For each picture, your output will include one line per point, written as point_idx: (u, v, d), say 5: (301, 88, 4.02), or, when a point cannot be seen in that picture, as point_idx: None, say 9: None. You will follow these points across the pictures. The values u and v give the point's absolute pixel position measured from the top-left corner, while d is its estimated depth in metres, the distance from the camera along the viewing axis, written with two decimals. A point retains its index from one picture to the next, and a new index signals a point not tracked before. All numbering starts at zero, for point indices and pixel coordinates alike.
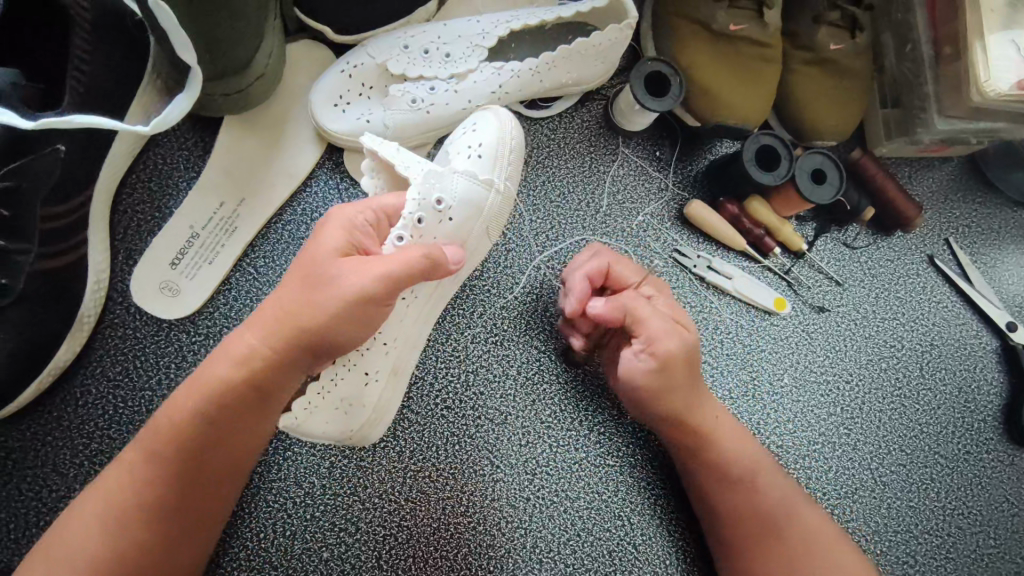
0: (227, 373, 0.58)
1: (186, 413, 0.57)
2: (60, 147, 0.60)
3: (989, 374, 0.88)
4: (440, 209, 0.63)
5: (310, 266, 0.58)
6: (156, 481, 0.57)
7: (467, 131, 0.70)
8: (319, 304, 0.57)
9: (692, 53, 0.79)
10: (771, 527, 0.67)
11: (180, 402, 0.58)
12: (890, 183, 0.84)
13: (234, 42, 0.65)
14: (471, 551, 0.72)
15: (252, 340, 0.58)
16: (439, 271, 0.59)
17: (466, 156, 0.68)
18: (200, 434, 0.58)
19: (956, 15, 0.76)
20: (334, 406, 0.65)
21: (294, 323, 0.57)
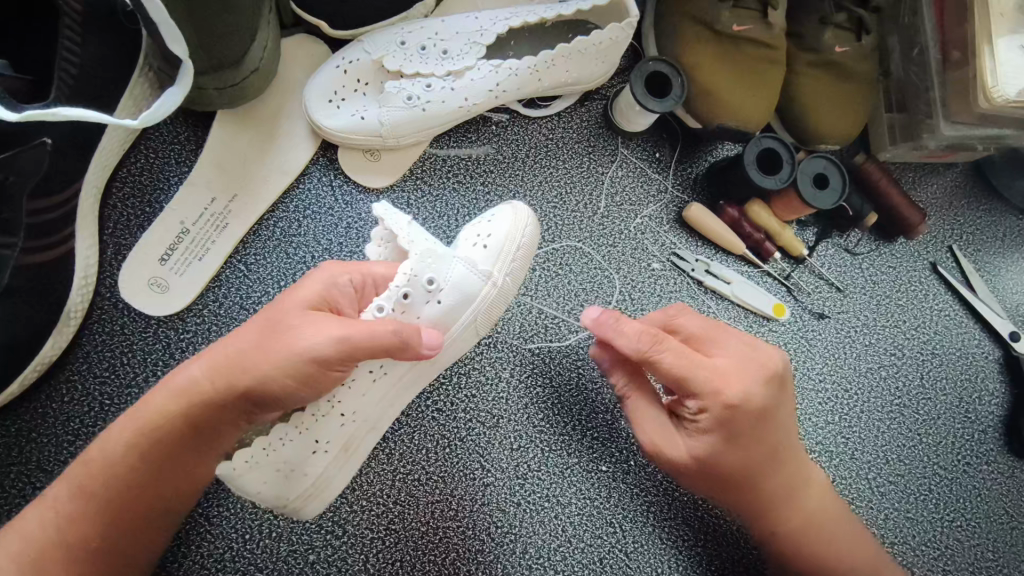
0: (166, 408, 0.56)
1: (119, 450, 0.56)
2: (47, 139, 0.59)
3: (990, 385, 0.86)
4: (432, 288, 0.62)
5: (269, 316, 0.58)
6: (87, 518, 0.56)
7: (480, 223, 0.70)
8: (268, 352, 0.55)
9: (694, 54, 0.77)
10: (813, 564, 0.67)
11: (113, 436, 0.56)
12: (894, 190, 0.83)
13: (226, 35, 0.64)
14: (460, 556, 0.71)
15: (195, 378, 0.56)
16: (407, 351, 0.57)
17: (472, 244, 0.68)
18: (134, 472, 0.56)
19: (964, 19, 0.74)
20: (274, 468, 0.61)
21: (235, 370, 0.55)
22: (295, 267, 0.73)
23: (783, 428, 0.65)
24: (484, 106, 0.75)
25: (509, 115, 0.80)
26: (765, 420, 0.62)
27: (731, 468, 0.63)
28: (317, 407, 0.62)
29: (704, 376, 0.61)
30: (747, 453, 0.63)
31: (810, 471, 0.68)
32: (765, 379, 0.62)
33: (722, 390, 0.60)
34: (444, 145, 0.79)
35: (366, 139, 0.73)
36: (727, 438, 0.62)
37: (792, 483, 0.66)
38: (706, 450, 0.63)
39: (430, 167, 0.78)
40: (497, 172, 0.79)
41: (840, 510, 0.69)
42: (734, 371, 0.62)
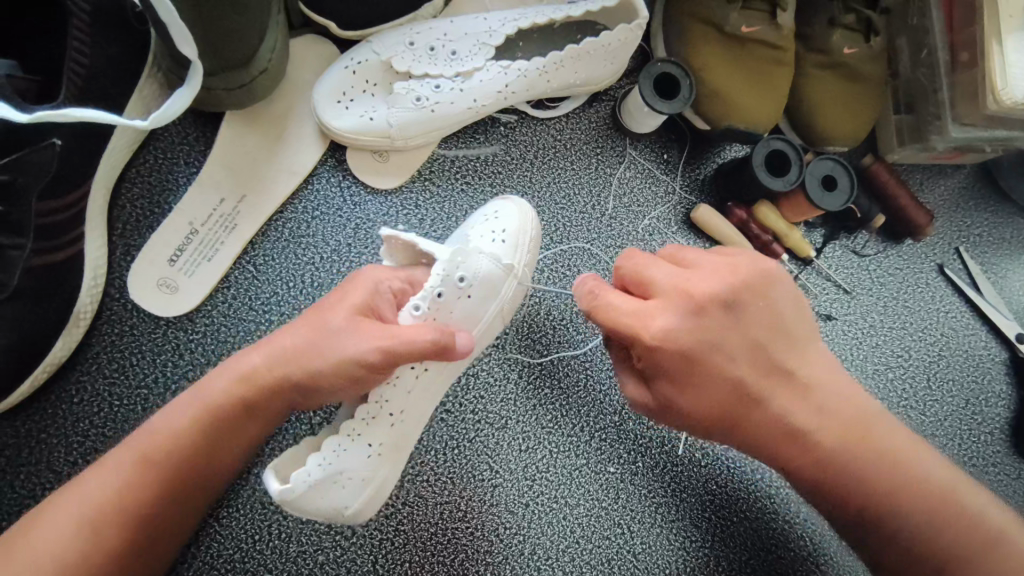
0: (217, 393, 0.57)
1: (181, 427, 0.56)
2: (57, 140, 0.59)
3: (996, 386, 0.86)
4: (462, 286, 0.62)
5: (315, 313, 0.59)
6: (134, 493, 0.54)
7: (488, 218, 0.69)
8: (314, 348, 0.57)
9: (703, 55, 0.77)
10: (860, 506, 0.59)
11: (169, 414, 0.57)
12: (902, 192, 0.83)
13: (235, 36, 0.63)
14: (468, 557, 0.71)
15: (247, 368, 0.58)
16: (447, 357, 0.58)
17: (490, 239, 0.67)
18: (187, 452, 0.56)
19: (973, 20, 0.74)
20: (331, 480, 0.60)
21: (290, 364, 0.57)
22: (304, 269, 0.73)
23: (747, 357, 0.57)
24: (493, 107, 0.75)
25: (517, 115, 0.80)
26: (705, 358, 0.56)
27: (713, 415, 0.58)
28: (368, 410, 0.62)
29: (625, 314, 0.56)
30: (711, 396, 0.57)
31: (822, 398, 0.59)
32: (695, 310, 0.55)
33: (646, 329, 0.55)
34: (452, 146, 0.78)
35: (374, 140, 0.73)
36: (677, 386, 0.57)
37: (791, 416, 0.59)
38: (673, 399, 0.58)
39: (439, 168, 0.78)
40: (505, 173, 0.79)
41: (876, 438, 0.59)
42: (658, 308, 0.56)
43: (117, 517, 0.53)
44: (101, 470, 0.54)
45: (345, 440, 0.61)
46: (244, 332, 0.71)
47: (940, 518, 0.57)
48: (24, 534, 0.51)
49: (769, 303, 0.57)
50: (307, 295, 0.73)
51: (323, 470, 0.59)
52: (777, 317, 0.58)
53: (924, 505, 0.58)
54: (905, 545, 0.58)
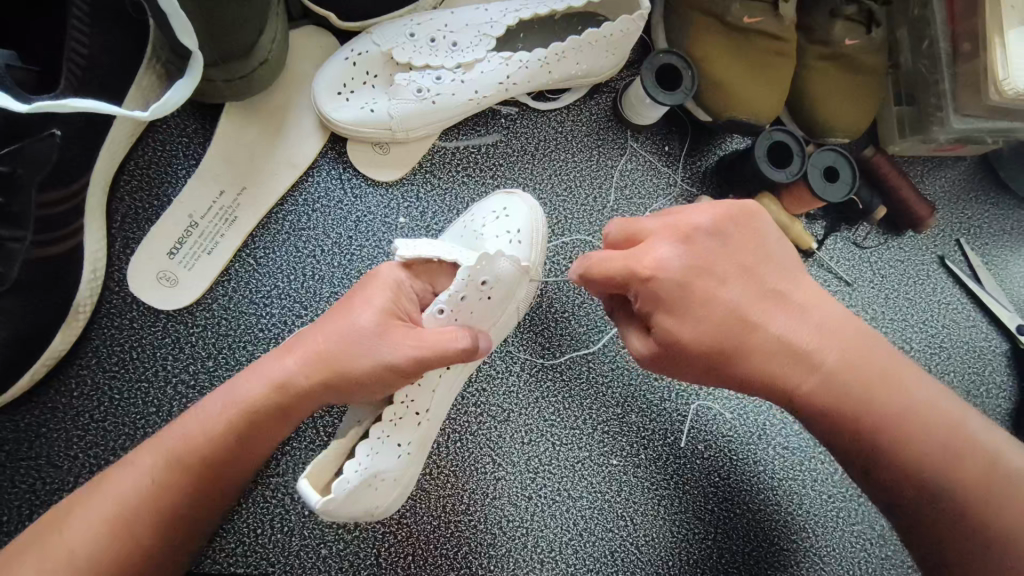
0: (254, 394, 0.57)
1: (216, 428, 0.56)
2: (57, 132, 0.58)
3: (997, 377, 0.86)
4: (485, 288, 0.63)
5: (344, 312, 0.59)
6: (167, 491, 0.54)
7: (500, 216, 0.70)
8: (346, 349, 0.57)
9: (705, 46, 0.77)
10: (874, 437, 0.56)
11: (204, 413, 0.57)
12: (903, 183, 0.83)
13: (236, 27, 0.63)
14: (471, 550, 0.71)
15: (279, 369, 0.57)
16: (475, 358, 0.60)
17: (506, 240, 0.68)
18: (221, 450, 0.56)
19: (975, 11, 0.74)
20: (367, 484, 0.60)
21: (321, 366, 0.56)
22: (304, 261, 0.73)
23: (740, 283, 0.57)
24: (494, 99, 0.75)
25: (518, 107, 0.80)
26: (699, 282, 0.57)
27: (715, 344, 0.57)
28: (396, 412, 0.62)
29: (617, 257, 0.57)
30: (707, 322, 0.57)
31: (821, 320, 0.58)
32: (682, 239, 0.57)
33: (641, 263, 0.57)
34: (453, 138, 0.78)
35: (375, 132, 0.73)
36: (672, 313, 0.57)
37: (793, 338, 0.57)
38: (673, 328, 0.57)
39: (439, 160, 0.77)
40: (506, 165, 0.79)
41: (880, 364, 0.57)
42: (652, 242, 0.58)
43: (149, 517, 0.53)
44: (134, 468, 0.54)
45: (377, 442, 0.61)
46: (244, 325, 0.70)
47: (957, 449, 0.54)
48: (49, 530, 0.51)
49: (757, 232, 0.59)
50: (308, 287, 0.72)
51: (361, 475, 0.59)
52: (767, 250, 0.59)
53: (935, 433, 0.55)
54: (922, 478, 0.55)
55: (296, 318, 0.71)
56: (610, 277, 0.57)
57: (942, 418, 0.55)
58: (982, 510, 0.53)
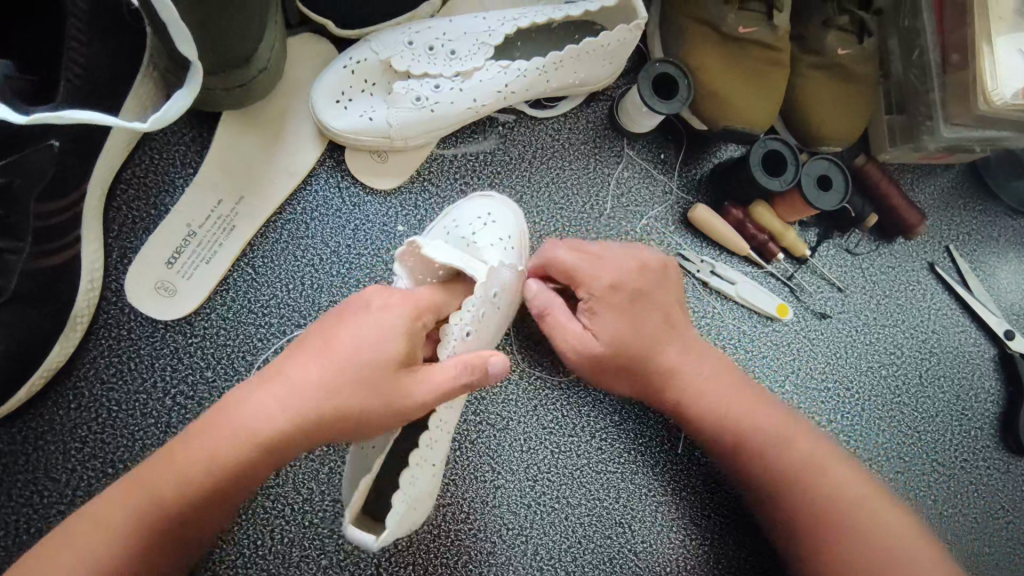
0: (255, 424, 0.53)
1: (218, 458, 0.52)
2: (53, 143, 0.57)
3: (985, 382, 0.88)
4: (495, 300, 0.64)
5: (340, 331, 0.55)
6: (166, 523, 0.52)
7: (488, 223, 0.69)
8: (359, 374, 0.54)
9: (700, 55, 0.77)
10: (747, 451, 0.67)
11: (201, 440, 0.53)
12: (893, 190, 0.84)
13: (234, 37, 0.63)
14: (471, 558, 0.71)
15: (286, 395, 0.54)
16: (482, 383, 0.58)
17: (502, 247, 0.68)
18: (220, 483, 0.53)
19: (964, 22, 0.75)
20: (410, 508, 0.61)
21: (331, 396, 0.53)
22: (303, 269, 0.73)
23: (662, 312, 0.68)
24: (492, 107, 0.75)
25: (515, 115, 0.80)
26: (638, 302, 0.67)
27: (620, 348, 0.67)
28: (431, 437, 0.62)
29: (586, 262, 0.68)
30: (628, 329, 0.67)
31: (705, 355, 0.70)
32: (633, 268, 0.68)
33: (598, 280, 0.67)
34: (451, 146, 0.78)
35: (374, 140, 0.73)
36: (611, 317, 0.67)
37: (682, 361, 0.68)
38: (601, 326, 0.67)
39: (438, 168, 0.78)
40: (504, 174, 0.79)
41: (750, 394, 0.69)
42: (608, 261, 0.68)
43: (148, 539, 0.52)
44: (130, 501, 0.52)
45: (417, 467, 0.62)
46: (243, 336, 0.70)
47: (813, 464, 0.65)
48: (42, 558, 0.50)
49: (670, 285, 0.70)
50: (307, 297, 0.72)
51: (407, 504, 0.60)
52: (676, 293, 0.70)
53: (802, 453, 0.65)
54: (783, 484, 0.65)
55: (295, 327, 0.71)
56: (568, 276, 0.68)
57: (798, 438, 0.66)
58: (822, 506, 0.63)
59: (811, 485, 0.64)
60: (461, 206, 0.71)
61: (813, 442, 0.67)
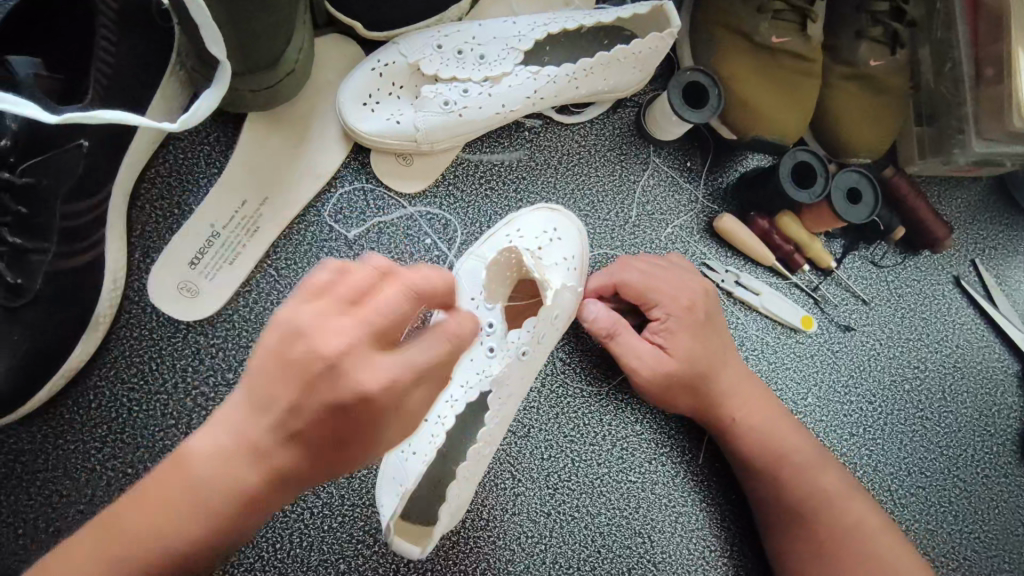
0: (269, 451, 0.43)
1: (243, 481, 0.43)
2: (83, 143, 0.58)
3: (1008, 398, 0.87)
4: (555, 321, 0.66)
5: (343, 372, 0.41)
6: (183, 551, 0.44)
7: (551, 241, 0.71)
8: (363, 435, 0.42)
9: (732, 64, 0.76)
10: (780, 472, 0.71)
11: (210, 455, 0.44)
12: (922, 203, 0.83)
13: (264, 38, 0.62)
14: (490, 566, 0.71)
15: (287, 427, 0.42)
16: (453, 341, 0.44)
17: (562, 268, 0.70)
18: (231, 499, 0.43)
19: (1000, 36, 0.74)
20: (448, 517, 0.62)
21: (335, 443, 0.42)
22: None
23: (721, 337, 0.73)
24: (520, 112, 0.74)
25: (542, 120, 0.79)
26: (707, 327, 0.72)
27: (692, 366, 0.71)
28: (479, 451, 0.63)
29: (667, 283, 0.72)
30: (700, 348, 0.71)
31: (751, 379, 0.74)
32: (702, 293, 0.73)
33: (673, 300, 0.71)
34: (477, 150, 0.77)
35: (400, 143, 0.72)
36: (686, 337, 0.71)
37: (737, 381, 0.73)
38: (675, 346, 0.71)
39: (463, 172, 0.77)
40: (529, 178, 0.78)
41: (783, 418, 0.74)
42: (682, 285, 0.73)
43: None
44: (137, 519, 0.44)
45: (463, 480, 0.62)
46: None
47: (841, 497, 0.70)
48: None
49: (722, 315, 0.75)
50: None
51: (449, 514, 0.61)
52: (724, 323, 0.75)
53: (832, 484, 0.70)
54: (813, 510, 0.69)
55: None
56: (641, 297, 0.72)
57: (829, 471, 0.71)
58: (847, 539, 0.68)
59: (836, 513, 0.69)
60: (526, 217, 0.73)
61: (846, 475, 0.73)
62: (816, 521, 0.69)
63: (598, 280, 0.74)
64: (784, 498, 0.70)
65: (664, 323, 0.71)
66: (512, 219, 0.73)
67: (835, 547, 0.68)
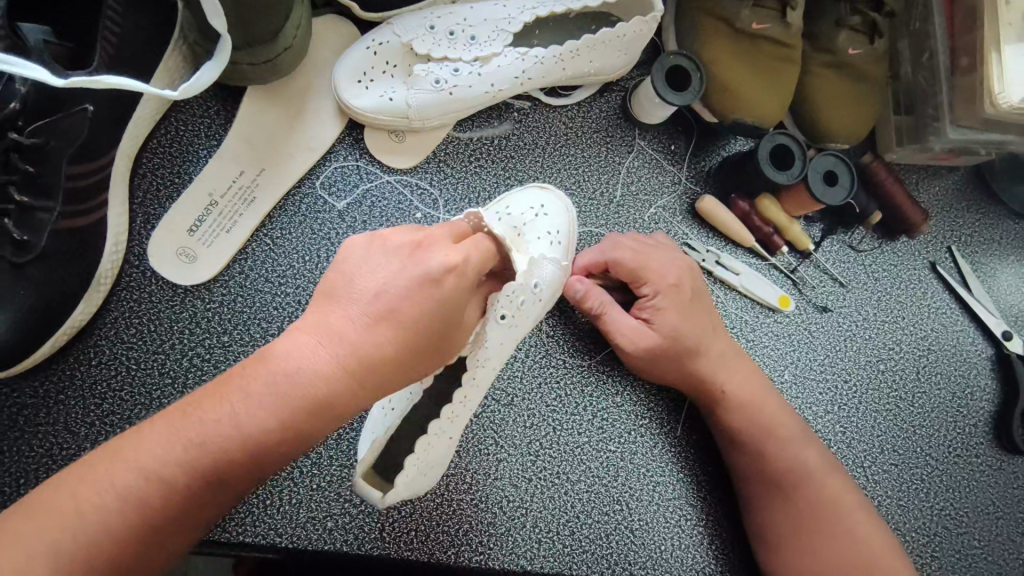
0: (357, 339, 0.50)
1: (310, 383, 0.49)
2: (88, 107, 0.61)
3: (982, 381, 0.90)
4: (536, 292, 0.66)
5: (418, 258, 0.54)
6: (260, 436, 0.48)
7: (538, 214, 0.73)
8: (438, 309, 0.53)
9: (713, 50, 0.79)
10: (768, 443, 0.73)
11: (299, 353, 0.49)
12: (898, 189, 0.86)
13: (264, 13, 0.65)
14: (471, 528, 0.73)
15: (372, 312, 0.51)
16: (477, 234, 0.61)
17: (548, 241, 0.71)
18: (295, 394, 0.48)
19: (973, 27, 0.77)
20: (422, 471, 0.63)
21: (424, 322, 0.52)
22: (319, 242, 0.75)
23: (708, 314, 0.76)
24: (509, 92, 0.77)
25: (531, 102, 0.82)
26: (695, 304, 0.75)
27: (680, 340, 0.73)
28: (453, 411, 0.63)
29: (656, 262, 0.74)
30: (689, 323, 0.73)
31: (738, 356, 0.76)
32: (688, 271, 0.76)
33: (663, 278, 0.74)
34: (467, 129, 0.80)
35: (392, 120, 0.75)
36: (674, 313, 0.73)
37: (726, 357, 0.75)
38: (663, 321, 0.73)
39: (453, 150, 0.80)
40: (517, 157, 0.81)
41: (770, 397, 0.75)
42: (672, 263, 0.75)
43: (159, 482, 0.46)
44: (219, 406, 0.48)
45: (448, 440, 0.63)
46: (260, 303, 0.72)
47: (820, 476, 0.72)
48: (105, 460, 0.46)
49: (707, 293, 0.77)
50: (322, 268, 0.74)
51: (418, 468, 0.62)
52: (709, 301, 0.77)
53: (814, 465, 0.73)
54: (799, 485, 0.72)
55: (310, 298, 0.73)
56: (632, 275, 0.74)
57: (812, 446, 0.74)
58: (834, 514, 0.70)
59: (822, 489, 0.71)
60: (515, 195, 0.74)
61: (827, 453, 0.75)
62: (801, 494, 0.71)
63: (589, 258, 0.76)
64: (764, 474, 0.73)
65: (654, 300, 0.74)
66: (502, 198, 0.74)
67: (820, 522, 0.70)
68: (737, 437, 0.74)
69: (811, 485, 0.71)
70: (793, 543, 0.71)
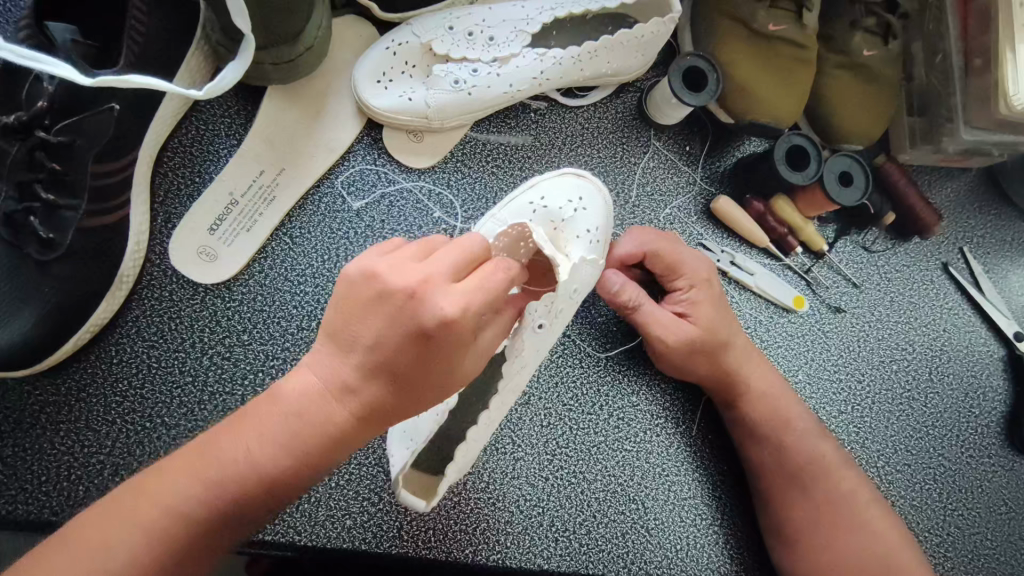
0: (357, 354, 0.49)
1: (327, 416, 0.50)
2: (115, 106, 0.62)
3: (994, 381, 0.90)
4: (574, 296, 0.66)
5: (418, 304, 0.47)
6: (278, 468, 0.49)
7: (577, 208, 0.72)
8: (434, 358, 0.48)
9: (729, 52, 0.80)
10: (787, 439, 0.73)
11: (303, 392, 0.50)
12: (912, 191, 0.86)
13: (286, 13, 0.65)
14: (489, 526, 0.73)
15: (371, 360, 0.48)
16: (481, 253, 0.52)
17: (585, 241, 0.71)
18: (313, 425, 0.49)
19: (987, 29, 0.78)
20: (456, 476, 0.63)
21: (428, 359, 0.48)
22: (338, 241, 0.75)
23: (728, 309, 0.76)
24: (527, 93, 0.77)
25: (547, 103, 0.83)
26: (722, 299, 0.76)
27: (714, 333, 0.73)
28: (489, 417, 0.63)
29: (688, 257, 0.76)
30: (717, 318, 0.74)
31: (757, 352, 0.77)
32: (709, 267, 0.76)
33: (695, 271, 0.75)
34: (484, 129, 0.81)
35: (411, 120, 0.75)
36: (709, 306, 0.74)
37: (750, 351, 0.76)
38: (698, 314, 0.74)
39: (470, 150, 0.80)
40: (534, 158, 0.82)
41: (784, 392, 0.76)
42: (700, 260, 0.76)
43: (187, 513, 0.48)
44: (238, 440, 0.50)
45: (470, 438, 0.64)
46: (278, 302, 0.73)
47: (833, 472, 0.72)
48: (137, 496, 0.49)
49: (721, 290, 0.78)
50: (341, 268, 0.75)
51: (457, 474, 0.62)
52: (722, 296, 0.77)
53: (830, 462, 0.73)
54: (814, 480, 0.72)
55: (329, 297, 0.74)
56: (668, 269, 0.75)
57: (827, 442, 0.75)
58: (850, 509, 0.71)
59: (839, 486, 0.72)
60: (554, 181, 0.74)
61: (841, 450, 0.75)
62: (822, 489, 0.72)
63: (626, 248, 0.75)
64: (778, 471, 0.73)
65: (688, 296, 0.75)
66: (540, 181, 0.74)
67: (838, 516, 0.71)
68: (752, 432, 0.74)
69: (827, 480, 0.72)
70: (809, 540, 0.71)
